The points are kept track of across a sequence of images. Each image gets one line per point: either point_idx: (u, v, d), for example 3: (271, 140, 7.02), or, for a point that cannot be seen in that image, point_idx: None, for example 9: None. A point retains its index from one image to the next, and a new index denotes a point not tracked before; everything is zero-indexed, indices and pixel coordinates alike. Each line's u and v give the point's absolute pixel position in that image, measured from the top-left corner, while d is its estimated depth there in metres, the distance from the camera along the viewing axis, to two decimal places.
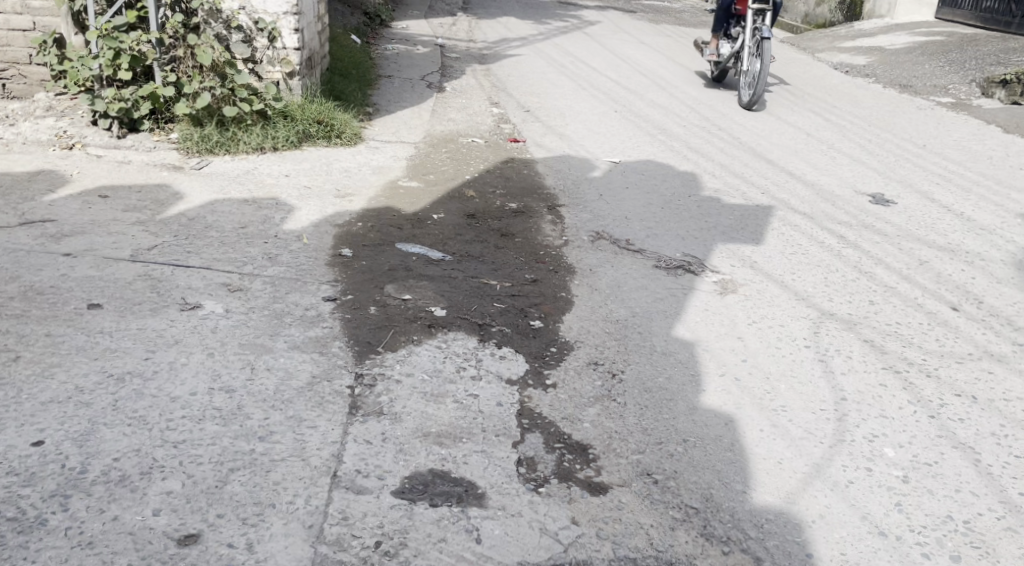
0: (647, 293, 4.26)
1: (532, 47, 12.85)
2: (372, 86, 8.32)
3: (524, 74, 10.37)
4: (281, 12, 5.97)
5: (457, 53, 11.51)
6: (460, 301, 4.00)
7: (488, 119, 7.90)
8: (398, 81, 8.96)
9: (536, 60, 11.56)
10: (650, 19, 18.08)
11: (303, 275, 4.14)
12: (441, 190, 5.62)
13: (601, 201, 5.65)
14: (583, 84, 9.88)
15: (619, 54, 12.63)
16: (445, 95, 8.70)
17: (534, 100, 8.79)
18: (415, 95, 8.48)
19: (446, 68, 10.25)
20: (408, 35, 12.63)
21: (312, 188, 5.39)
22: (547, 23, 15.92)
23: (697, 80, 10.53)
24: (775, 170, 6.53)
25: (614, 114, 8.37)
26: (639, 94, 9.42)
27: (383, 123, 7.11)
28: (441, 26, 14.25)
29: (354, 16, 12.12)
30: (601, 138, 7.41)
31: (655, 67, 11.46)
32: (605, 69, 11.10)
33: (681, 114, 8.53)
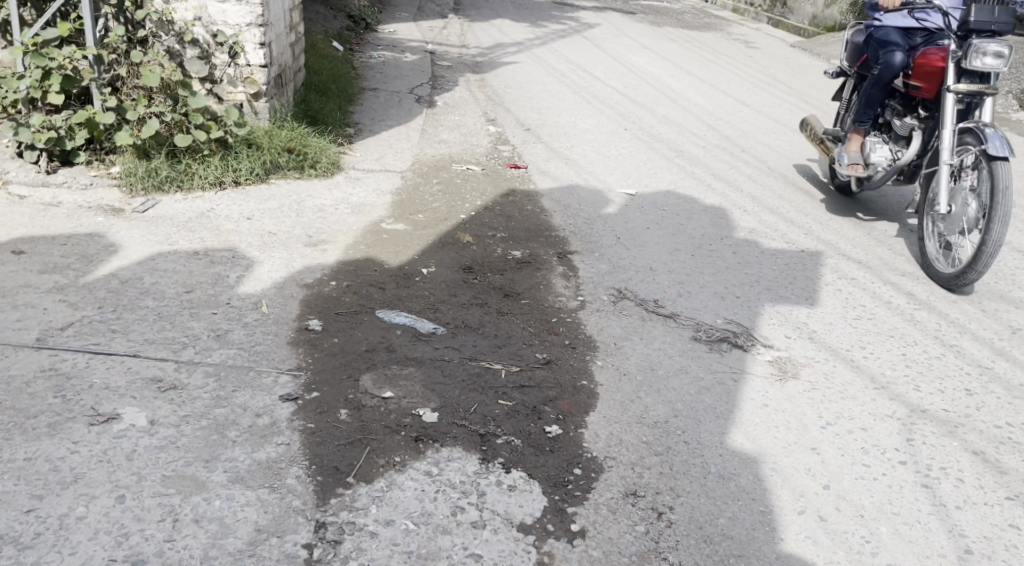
0: (689, 379, 3.42)
1: (529, 53, 12.00)
2: (354, 102, 7.46)
3: (522, 85, 9.53)
4: (244, 23, 5.15)
5: (449, 61, 10.67)
6: (455, 396, 3.15)
7: (483, 140, 7.06)
8: (384, 94, 8.11)
9: (535, 69, 10.70)
10: (650, 21, 17.25)
11: (256, 360, 3.29)
12: (431, 235, 4.79)
13: (620, 248, 4.82)
14: (588, 96, 9.05)
15: (622, 60, 11.81)
16: (436, 110, 7.85)
17: (534, 116, 7.96)
18: (403, 112, 7.62)
19: (436, 78, 9.40)
20: (396, 40, 11.75)
21: (277, 234, 4.53)
22: (543, 26, 15.10)
23: (711, 91, 9.71)
24: (813, 204, 5.72)
25: (624, 134, 7.54)
26: (650, 109, 8.59)
27: (364, 148, 6.28)
28: (431, 30, 13.38)
29: (337, 21, 11.24)
30: (613, 163, 6.57)
31: (662, 76, 10.63)
32: (610, 78, 10.25)
33: (698, 132, 7.71)
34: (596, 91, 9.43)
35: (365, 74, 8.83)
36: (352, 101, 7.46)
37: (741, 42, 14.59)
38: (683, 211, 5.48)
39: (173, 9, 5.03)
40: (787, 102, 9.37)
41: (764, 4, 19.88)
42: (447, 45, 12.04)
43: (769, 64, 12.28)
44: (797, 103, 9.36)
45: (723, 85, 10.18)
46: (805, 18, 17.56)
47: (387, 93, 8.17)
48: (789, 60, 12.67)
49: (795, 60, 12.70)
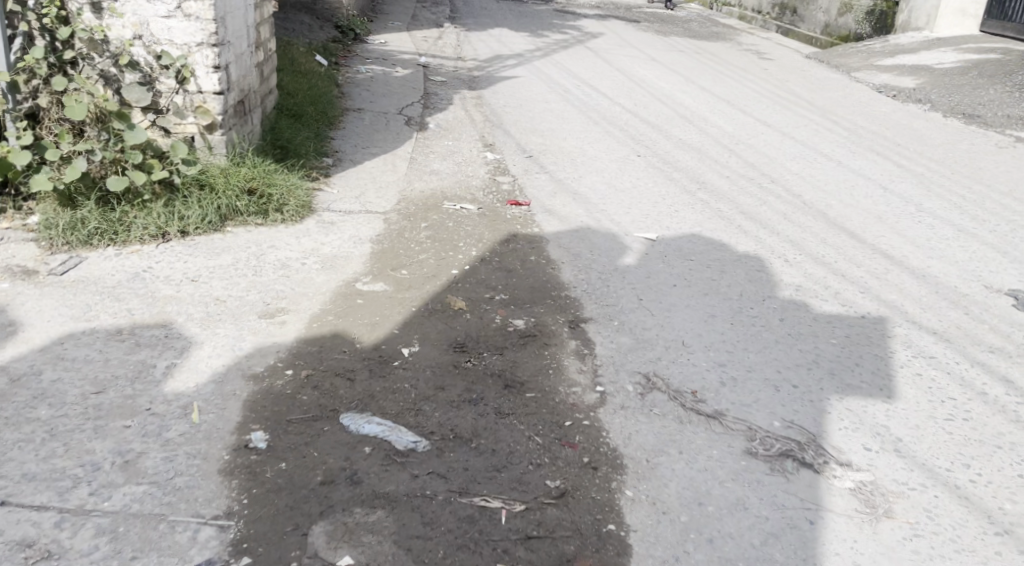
0: (748, 519, 2.62)
1: (530, 66, 11.18)
2: (334, 127, 6.64)
3: (523, 102, 8.71)
4: (193, 43, 4.32)
5: (443, 75, 9.88)
6: (437, 560, 2.39)
7: (479, 171, 6.24)
8: (369, 115, 7.32)
9: (536, 83, 9.89)
10: (655, 29, 16.44)
11: (172, 500, 2.52)
12: (416, 298, 3.96)
13: (644, 313, 3.99)
14: (595, 116, 8.24)
15: (630, 73, 11.02)
16: (427, 135, 7.04)
17: (536, 141, 7.14)
18: (389, 136, 6.79)
19: (428, 96, 8.60)
20: (386, 52, 10.95)
21: (225, 301, 3.72)
22: (544, 36, 14.32)
23: (728, 110, 8.89)
24: (864, 251, 4.91)
25: (636, 162, 6.72)
26: (664, 131, 7.78)
27: (342, 182, 5.46)
28: (424, 40, 12.58)
29: (322, 32, 10.45)
30: (627, 199, 5.76)
31: (673, 91, 9.81)
32: (618, 95, 9.43)
33: (721, 159, 6.89)
34: (603, 109, 8.60)
35: (349, 92, 8.02)
36: (332, 125, 6.64)
37: (753, 53, 13.78)
38: (715, 262, 4.65)
39: (106, 26, 4.25)
40: (813, 122, 8.57)
41: (772, 11, 19.07)
42: (441, 57, 11.23)
43: (786, 77, 11.46)
44: (824, 123, 8.55)
45: (740, 102, 9.37)
46: (818, 26, 16.74)
47: (372, 114, 7.35)
48: (807, 73, 11.85)
49: (812, 73, 11.88)
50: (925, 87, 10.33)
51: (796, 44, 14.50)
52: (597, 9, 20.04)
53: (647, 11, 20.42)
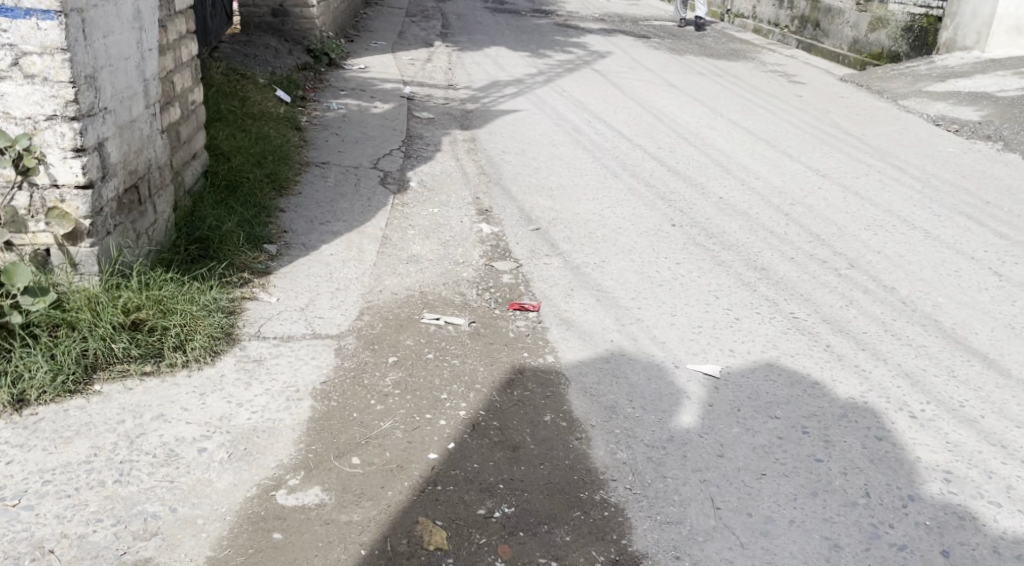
0: None
1: (531, 95, 9.79)
2: (286, 192, 5.23)
3: (525, 147, 7.31)
4: (41, 117, 2.95)
5: (431, 108, 8.52)
6: None
7: (473, 258, 4.85)
8: (336, 169, 5.94)
9: (540, 118, 8.48)
10: (667, 47, 15.06)
11: None
12: (369, 522, 2.54)
13: (728, 540, 2.58)
14: (615, 166, 6.84)
15: (646, 103, 9.67)
16: (406, 201, 5.64)
17: (544, 206, 5.75)
18: (357, 205, 5.37)
19: (411, 140, 7.19)
20: (366, 80, 9.55)
21: (53, 550, 2.33)
22: (546, 56, 12.99)
23: (770, 154, 7.49)
24: (1012, 390, 3.52)
25: (672, 237, 5.31)
26: (700, 187, 6.38)
27: (282, 290, 4.04)
28: (412, 64, 11.18)
29: (290, 60, 9.05)
30: (668, 299, 4.36)
31: (700, 129, 8.41)
32: (637, 134, 8.02)
33: (776, 231, 5.49)
34: (621, 156, 7.20)
35: (314, 139, 6.62)
36: (283, 190, 5.22)
37: (780, 74, 12.42)
38: (811, 421, 3.23)
39: None
40: (872, 169, 7.21)
41: (791, 26, 17.73)
42: (429, 86, 9.82)
43: (823, 105, 10.10)
44: (886, 170, 7.19)
45: (781, 144, 7.98)
46: (842, 43, 15.47)
47: (340, 170, 5.95)
48: (846, 100, 10.47)
49: (850, 99, 10.55)
50: (990, 120, 8.97)
51: (825, 65, 13.20)
52: (601, 23, 18.75)
53: (655, 24, 19.08)
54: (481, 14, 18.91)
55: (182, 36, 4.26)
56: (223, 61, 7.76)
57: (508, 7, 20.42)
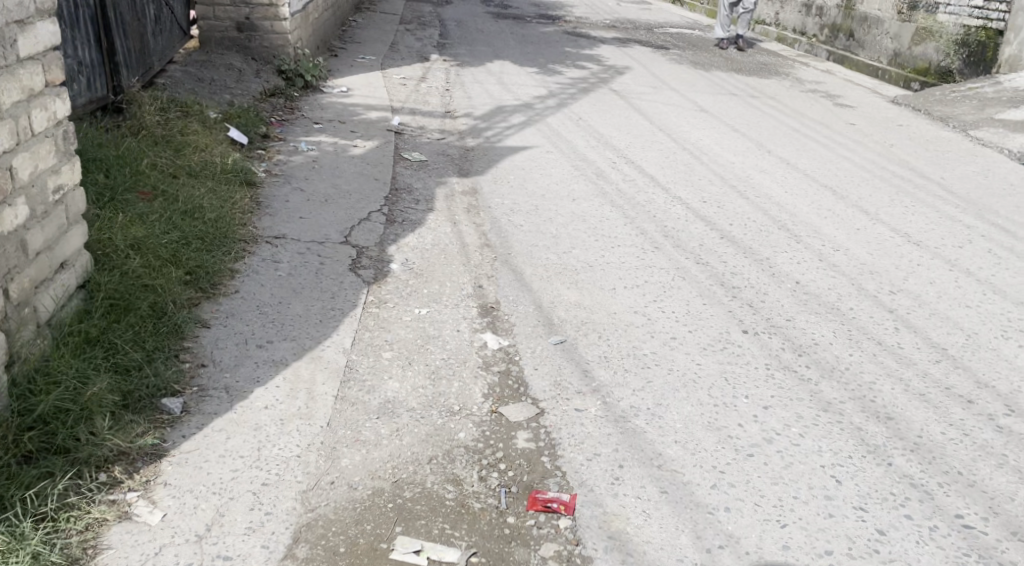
0: None
1: (541, 125, 8.35)
2: (212, 295, 3.78)
3: (539, 203, 5.88)
4: None
5: (424, 146, 7.10)
6: None
7: (474, 399, 3.40)
8: (294, 250, 4.51)
9: (554, 158, 7.05)
10: (689, 60, 13.62)
11: None
12: None
13: None
14: (654, 233, 5.41)
15: (679, 135, 8.25)
16: (383, 297, 4.19)
17: (569, 303, 4.31)
18: (312, 308, 3.91)
19: (396, 194, 5.76)
20: (346, 107, 8.12)
21: None
22: (556, 72, 11.57)
23: (842, 211, 6.06)
24: None
25: (748, 356, 3.86)
26: (766, 267, 4.95)
27: (174, 496, 2.59)
28: (403, 84, 9.74)
29: (254, 86, 7.65)
30: (767, 488, 2.90)
31: (747, 172, 6.98)
32: (674, 181, 6.59)
33: (885, 342, 4.05)
34: (660, 216, 5.75)
35: (269, 201, 5.18)
36: (208, 293, 3.78)
37: (821, 94, 10.98)
38: None
39: None
40: (974, 231, 5.79)
41: (820, 35, 16.30)
42: (421, 113, 8.38)
43: (883, 136, 8.69)
44: (992, 233, 5.76)
45: (849, 193, 6.55)
46: (881, 54, 14.06)
47: (296, 251, 4.51)
48: (906, 130, 9.04)
49: (912, 128, 9.14)
50: None
51: (869, 84, 11.78)
52: (613, 31, 17.35)
53: (671, 32, 17.67)
54: (482, 19, 17.46)
55: (35, 94, 2.82)
56: (165, 91, 6.34)
57: (512, 12, 18.99)
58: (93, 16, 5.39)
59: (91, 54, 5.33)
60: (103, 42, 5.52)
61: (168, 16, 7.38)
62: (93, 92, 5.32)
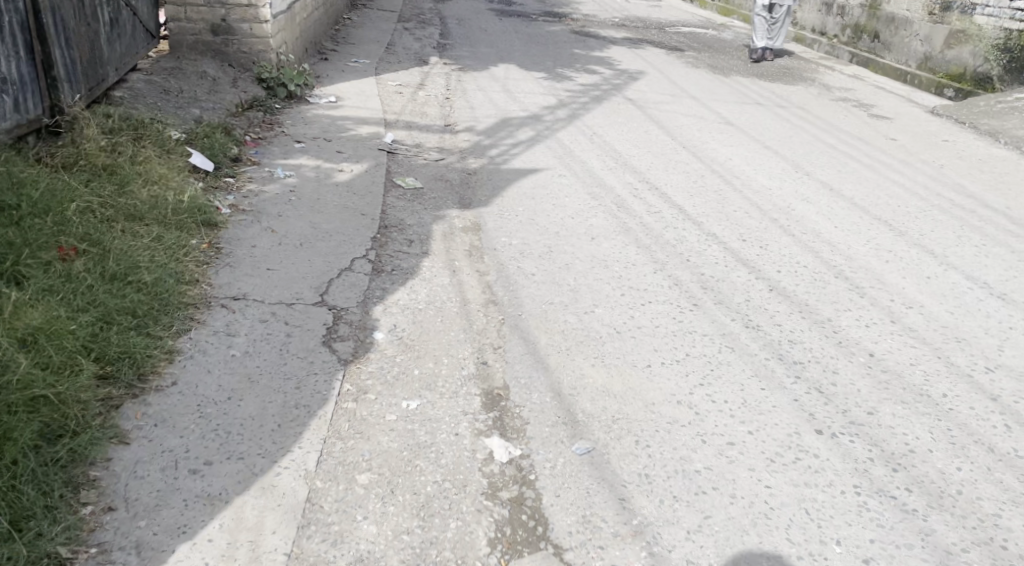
0: None
1: (551, 141, 7.52)
2: (139, 393, 2.98)
3: (552, 245, 5.03)
4: None
5: (420, 169, 6.28)
6: None
7: (477, 548, 2.59)
8: (254, 316, 3.68)
9: (567, 186, 6.21)
10: (706, 63, 12.75)
11: None
12: None
13: None
14: (691, 285, 4.54)
15: (704, 153, 7.41)
16: (363, 385, 3.33)
17: (595, 388, 3.46)
18: (269, 406, 3.07)
19: (385, 233, 4.92)
20: (334, 120, 7.31)
21: None
22: (565, 78, 10.74)
23: (906, 252, 5.19)
24: None
25: (830, 472, 3.02)
26: (830, 331, 4.09)
27: None
28: (398, 92, 8.91)
29: (229, 99, 6.88)
30: None
31: (786, 201, 6.11)
32: (706, 212, 5.74)
33: (999, 449, 3.21)
34: (694, 261, 4.90)
35: (230, 248, 4.34)
36: (133, 390, 2.98)
37: (853, 103, 10.11)
38: None
39: None
40: None
41: (842, 36, 15.42)
42: (418, 128, 7.56)
43: (931, 154, 7.82)
44: None
45: (908, 228, 5.69)
46: (910, 56, 13.19)
47: (257, 318, 3.66)
48: (954, 146, 8.18)
49: (961, 143, 8.28)
50: None
51: (902, 92, 10.92)
52: (623, 30, 16.50)
53: (684, 31, 16.80)
54: (485, 17, 16.63)
55: None
56: (121, 109, 5.57)
57: (516, 9, 18.10)
58: (23, 23, 4.56)
59: (21, 68, 4.51)
60: (38, 54, 4.70)
61: (130, 20, 6.56)
62: (22, 114, 4.50)
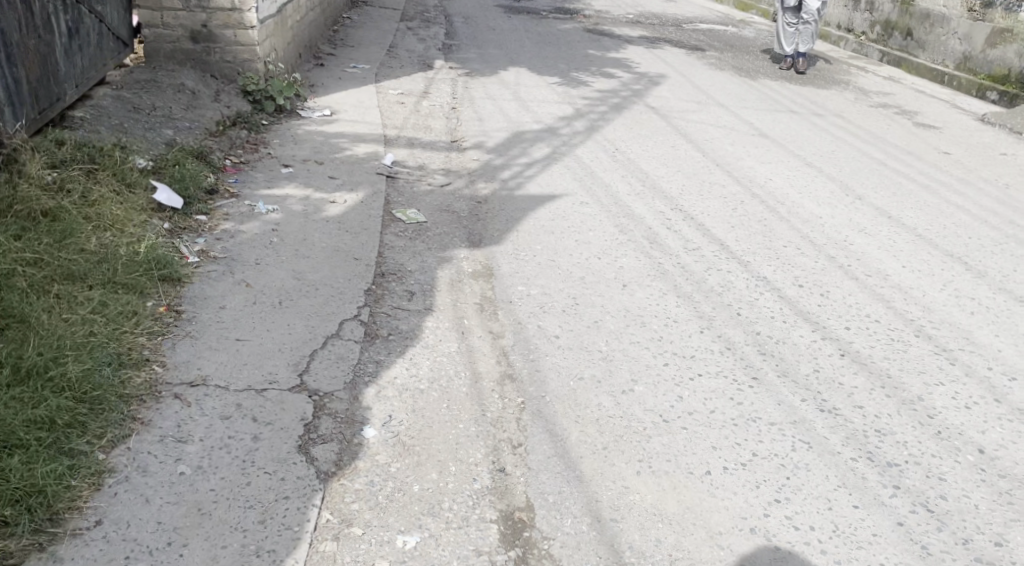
0: None
1: (569, 160, 6.80)
2: (48, 543, 2.34)
3: (578, 295, 4.30)
4: None
5: (424, 198, 5.58)
6: None
7: None
8: (213, 409, 2.97)
9: (590, 218, 5.49)
10: (730, 64, 11.98)
11: None
12: None
13: None
14: (746, 350, 3.79)
15: (741, 173, 6.67)
16: (348, 514, 2.60)
17: (642, 510, 2.73)
18: (221, 556, 2.40)
19: (380, 285, 4.20)
20: (329, 138, 6.60)
21: None
22: (580, 83, 10.00)
23: (991, 300, 4.45)
24: None
25: None
26: (923, 414, 3.33)
27: None
28: (400, 102, 8.18)
29: (210, 116, 6.18)
30: None
31: (840, 231, 5.37)
32: (752, 249, 5.01)
33: None
34: (745, 315, 4.15)
35: (194, 310, 3.63)
36: (40, 540, 2.34)
37: (894, 109, 9.35)
38: None
39: None
40: None
41: (870, 33, 14.62)
42: (422, 145, 6.85)
43: (990, 171, 7.07)
44: None
45: (985, 265, 4.95)
46: (946, 56, 12.40)
47: (217, 412, 2.95)
48: (1013, 161, 7.42)
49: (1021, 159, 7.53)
50: None
51: (945, 96, 10.15)
52: (639, 28, 15.72)
53: (703, 29, 16.02)
54: (494, 15, 15.88)
55: None
56: (78, 136, 4.88)
57: (525, 5, 17.31)
58: None
59: None
60: None
61: (95, 28, 5.85)
62: None
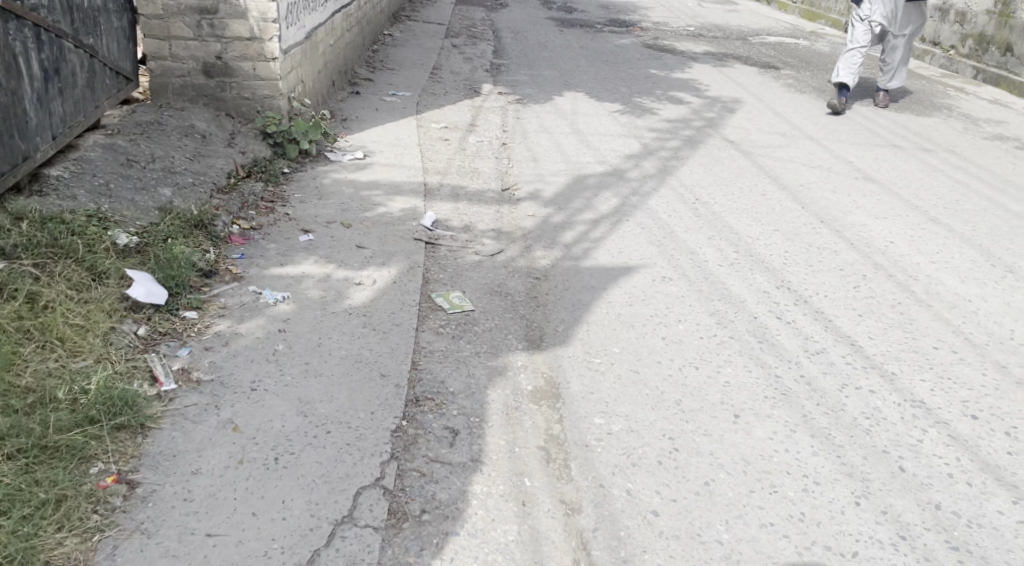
0: None
1: (644, 216, 5.73)
2: None
3: (676, 435, 3.25)
4: None
5: (471, 274, 4.57)
6: None
7: None
8: None
9: (677, 301, 4.41)
10: (810, 85, 10.79)
11: None
12: None
13: None
14: (929, 540, 2.79)
15: (855, 233, 5.60)
16: None
17: None
18: None
19: (413, 421, 3.16)
20: (360, 189, 5.62)
21: None
22: (647, 110, 8.91)
23: None
24: None
25: None
26: None
27: None
28: (443, 138, 7.16)
29: (220, 167, 5.23)
30: None
31: (1000, 321, 4.38)
32: (892, 357, 3.95)
33: None
34: (911, 471, 3.11)
35: (156, 483, 2.63)
36: None
37: (1013, 143, 8.15)
38: None
39: None
40: None
41: (961, 47, 13.27)
42: (469, 196, 5.84)
43: None
44: None
45: None
46: None
47: None
48: None
49: None
50: None
51: None
52: (702, 42, 14.57)
53: (772, 42, 14.81)
54: (545, 29, 14.85)
55: None
56: (46, 207, 3.95)
57: (578, 17, 16.25)
58: None
59: None
60: None
61: (86, 66, 4.95)
62: None
